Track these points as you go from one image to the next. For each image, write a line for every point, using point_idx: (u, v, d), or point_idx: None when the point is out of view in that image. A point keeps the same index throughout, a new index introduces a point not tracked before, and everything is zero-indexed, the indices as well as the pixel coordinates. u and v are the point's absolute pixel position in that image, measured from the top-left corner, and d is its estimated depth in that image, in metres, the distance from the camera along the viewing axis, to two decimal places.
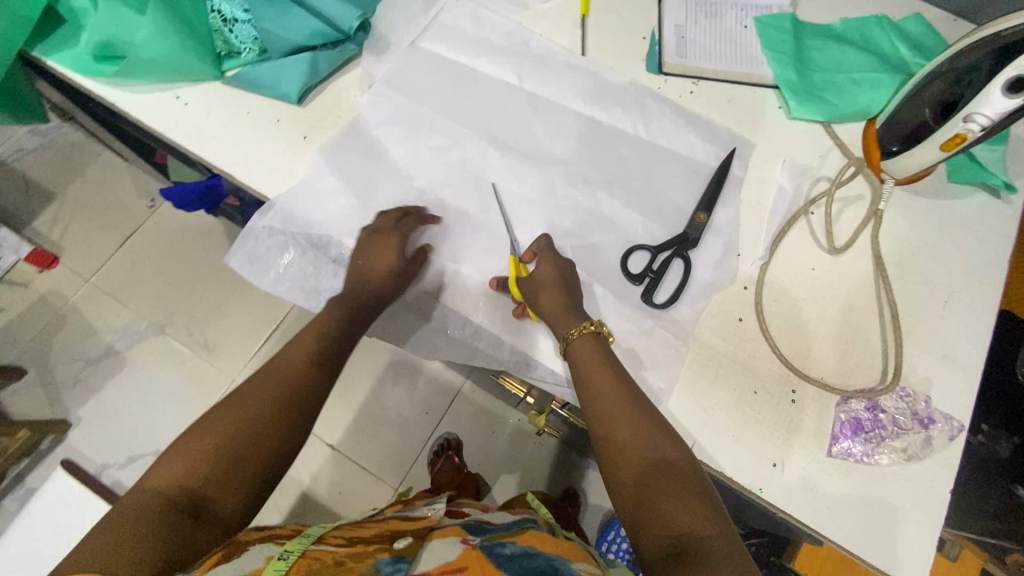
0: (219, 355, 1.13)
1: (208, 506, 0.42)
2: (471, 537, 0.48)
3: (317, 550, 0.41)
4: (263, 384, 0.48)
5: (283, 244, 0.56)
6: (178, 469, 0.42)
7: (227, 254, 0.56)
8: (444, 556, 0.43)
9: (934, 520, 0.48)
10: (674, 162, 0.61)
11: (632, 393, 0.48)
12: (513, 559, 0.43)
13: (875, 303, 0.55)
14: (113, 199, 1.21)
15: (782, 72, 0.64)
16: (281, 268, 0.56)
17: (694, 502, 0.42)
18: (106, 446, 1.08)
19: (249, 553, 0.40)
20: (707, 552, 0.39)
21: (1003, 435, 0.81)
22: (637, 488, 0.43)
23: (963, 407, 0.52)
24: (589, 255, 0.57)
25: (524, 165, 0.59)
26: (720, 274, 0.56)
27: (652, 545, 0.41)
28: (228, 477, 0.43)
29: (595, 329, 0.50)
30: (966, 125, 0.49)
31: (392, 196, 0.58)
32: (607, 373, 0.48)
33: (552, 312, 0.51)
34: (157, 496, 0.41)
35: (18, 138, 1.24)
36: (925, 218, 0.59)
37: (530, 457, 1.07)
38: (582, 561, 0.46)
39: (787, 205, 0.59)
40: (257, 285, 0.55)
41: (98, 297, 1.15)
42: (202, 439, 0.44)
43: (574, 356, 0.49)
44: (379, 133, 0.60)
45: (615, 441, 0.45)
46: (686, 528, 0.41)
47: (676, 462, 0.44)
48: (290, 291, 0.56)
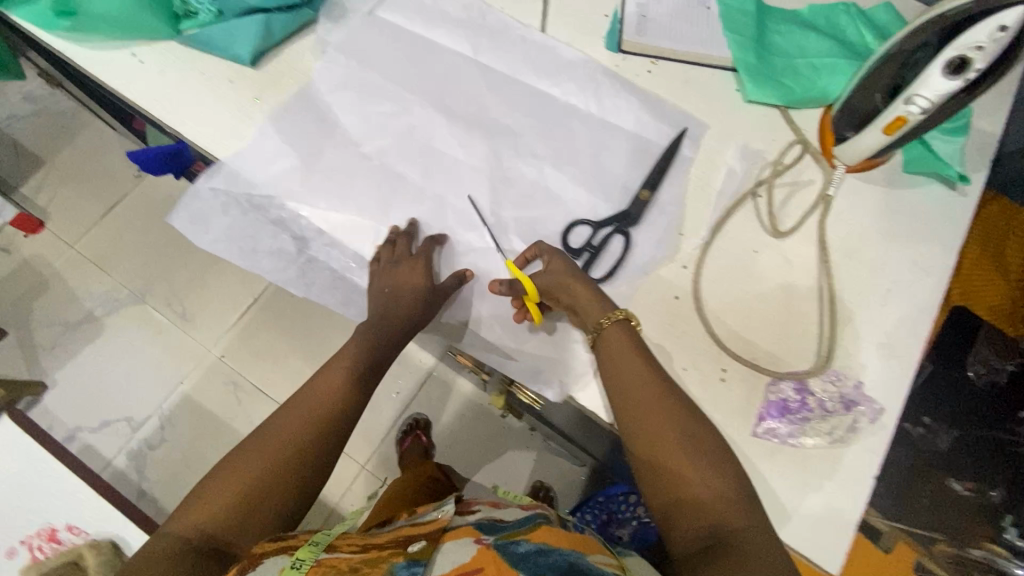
0: (195, 325, 1.23)
1: (229, 546, 0.44)
2: (486, 535, 0.44)
3: (331, 559, 0.41)
4: (282, 420, 0.50)
5: (225, 204, 0.56)
6: (204, 511, 0.45)
7: (170, 213, 0.56)
8: (458, 560, 0.40)
9: (855, 504, 0.49)
10: (624, 139, 0.61)
11: (669, 386, 0.49)
12: (530, 561, 0.40)
13: (814, 285, 0.56)
14: (106, 169, 1.33)
15: (741, 54, 0.63)
16: (220, 228, 0.56)
17: (721, 493, 0.44)
18: (82, 407, 1.18)
19: (265, 564, 0.41)
20: (740, 547, 0.42)
21: (944, 428, 0.86)
22: (666, 483, 0.45)
23: (896, 392, 0.52)
24: (533, 230, 0.57)
25: (472, 135, 0.59)
26: (660, 253, 0.56)
27: (686, 531, 0.44)
28: (250, 514, 0.45)
29: (625, 318, 0.51)
30: (906, 107, 0.49)
31: (337, 161, 0.58)
32: (642, 364, 0.49)
33: (581, 299, 0.51)
34: (180, 537, 0.44)
35: (15, 107, 1.36)
36: (872, 205, 0.60)
37: (494, 435, 1.15)
38: (598, 553, 0.44)
39: (735, 186, 0.59)
40: (196, 244, 0.56)
41: (84, 265, 1.27)
42: (225, 483, 0.46)
43: (605, 347, 0.50)
44: (331, 99, 0.60)
45: (645, 438, 0.47)
46: (717, 521, 0.43)
47: (710, 460, 0.45)
48: (227, 250, 0.56)
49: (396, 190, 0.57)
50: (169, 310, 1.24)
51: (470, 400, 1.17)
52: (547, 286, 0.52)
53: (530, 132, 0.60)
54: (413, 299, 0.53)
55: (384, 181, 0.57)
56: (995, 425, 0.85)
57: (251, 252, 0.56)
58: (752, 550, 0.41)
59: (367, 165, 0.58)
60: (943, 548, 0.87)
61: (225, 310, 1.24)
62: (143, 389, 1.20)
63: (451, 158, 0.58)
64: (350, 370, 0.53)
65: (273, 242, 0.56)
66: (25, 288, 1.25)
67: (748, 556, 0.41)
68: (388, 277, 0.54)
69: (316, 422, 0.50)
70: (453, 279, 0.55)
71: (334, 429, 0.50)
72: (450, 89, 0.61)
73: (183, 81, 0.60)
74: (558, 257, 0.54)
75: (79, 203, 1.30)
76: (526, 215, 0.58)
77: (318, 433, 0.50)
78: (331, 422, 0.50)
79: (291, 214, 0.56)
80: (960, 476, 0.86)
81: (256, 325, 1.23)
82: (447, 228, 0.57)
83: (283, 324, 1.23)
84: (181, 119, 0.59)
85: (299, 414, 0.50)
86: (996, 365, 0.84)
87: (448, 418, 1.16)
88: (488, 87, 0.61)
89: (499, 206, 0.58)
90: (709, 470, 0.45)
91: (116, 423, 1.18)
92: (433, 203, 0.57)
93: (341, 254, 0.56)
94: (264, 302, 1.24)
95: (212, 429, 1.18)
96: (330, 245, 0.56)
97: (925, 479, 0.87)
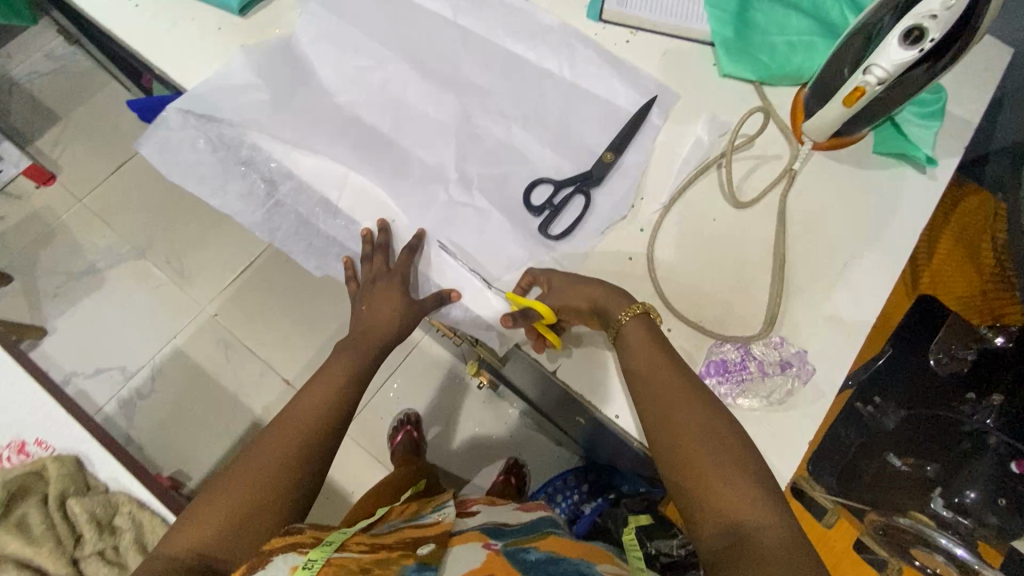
0: (192, 283, 1.25)
1: (219, 567, 0.43)
2: (494, 541, 0.47)
3: (341, 558, 0.39)
4: (279, 431, 0.49)
5: (195, 136, 0.58)
6: (196, 531, 0.44)
7: (139, 141, 0.58)
8: (469, 565, 0.43)
9: (784, 463, 0.50)
10: (595, 104, 0.62)
11: (693, 382, 0.49)
12: (541, 566, 0.44)
13: (769, 256, 0.57)
14: (114, 127, 1.33)
15: (719, 29, 0.63)
16: (189, 159, 0.58)
17: (748, 490, 0.43)
18: (79, 355, 1.21)
19: (274, 564, 0.38)
20: (765, 545, 0.40)
21: (891, 406, 0.70)
22: (691, 480, 0.44)
23: (835, 361, 0.54)
24: (498, 187, 0.59)
25: (444, 93, 0.61)
26: (617, 214, 0.58)
27: (711, 527, 0.42)
28: (243, 529, 0.44)
29: (644, 311, 0.51)
30: (864, 77, 0.50)
31: (316, 111, 0.60)
32: (665, 360, 0.49)
33: (602, 298, 0.52)
34: (173, 561, 0.42)
35: (32, 61, 1.35)
36: (837, 182, 0.60)
37: (473, 406, 1.17)
38: (606, 562, 0.49)
39: (701, 156, 0.60)
40: (166, 176, 0.58)
41: (89, 218, 1.28)
42: (218, 503, 0.45)
43: (626, 343, 0.50)
44: (310, 51, 0.61)
45: (672, 433, 0.46)
46: (741, 517, 0.42)
47: (733, 454, 0.44)
48: (197, 186, 0.58)
49: (369, 142, 0.59)
50: (167, 267, 1.26)
51: (452, 373, 1.17)
52: (560, 304, 0.52)
53: (501, 93, 0.61)
54: (391, 316, 0.55)
55: (354, 131, 0.59)
56: (945, 403, 0.69)
57: (221, 190, 0.58)
58: (776, 549, 0.40)
59: (340, 115, 0.60)
60: (873, 518, 0.62)
61: (220, 272, 1.26)
62: (138, 342, 1.22)
63: (422, 114, 0.60)
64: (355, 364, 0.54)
65: (243, 183, 0.59)
66: (29, 237, 1.27)
67: (774, 554, 0.39)
68: (366, 298, 0.56)
69: (308, 431, 0.49)
70: (432, 302, 0.55)
71: (325, 437, 0.50)
72: (427, 49, 0.62)
73: (174, 26, 0.62)
74: (558, 276, 0.54)
75: (88, 158, 1.31)
76: (491, 173, 0.59)
77: (310, 443, 0.49)
78: (321, 430, 0.50)
79: (260, 154, 0.58)
80: (903, 452, 0.68)
81: (249, 287, 1.25)
82: (414, 179, 0.59)
83: (276, 289, 1.25)
84: (170, 63, 0.61)
85: (290, 425, 0.49)
86: (959, 353, 0.71)
87: (428, 389, 1.17)
88: (464, 47, 0.62)
89: (465, 162, 0.59)
90: (732, 467, 0.44)
91: (109, 371, 1.20)
92: (400, 156, 0.59)
93: (310, 197, 0.58)
94: (259, 266, 1.26)
95: (200, 384, 1.21)
96: (301, 190, 0.58)
97: (867, 456, 0.68)
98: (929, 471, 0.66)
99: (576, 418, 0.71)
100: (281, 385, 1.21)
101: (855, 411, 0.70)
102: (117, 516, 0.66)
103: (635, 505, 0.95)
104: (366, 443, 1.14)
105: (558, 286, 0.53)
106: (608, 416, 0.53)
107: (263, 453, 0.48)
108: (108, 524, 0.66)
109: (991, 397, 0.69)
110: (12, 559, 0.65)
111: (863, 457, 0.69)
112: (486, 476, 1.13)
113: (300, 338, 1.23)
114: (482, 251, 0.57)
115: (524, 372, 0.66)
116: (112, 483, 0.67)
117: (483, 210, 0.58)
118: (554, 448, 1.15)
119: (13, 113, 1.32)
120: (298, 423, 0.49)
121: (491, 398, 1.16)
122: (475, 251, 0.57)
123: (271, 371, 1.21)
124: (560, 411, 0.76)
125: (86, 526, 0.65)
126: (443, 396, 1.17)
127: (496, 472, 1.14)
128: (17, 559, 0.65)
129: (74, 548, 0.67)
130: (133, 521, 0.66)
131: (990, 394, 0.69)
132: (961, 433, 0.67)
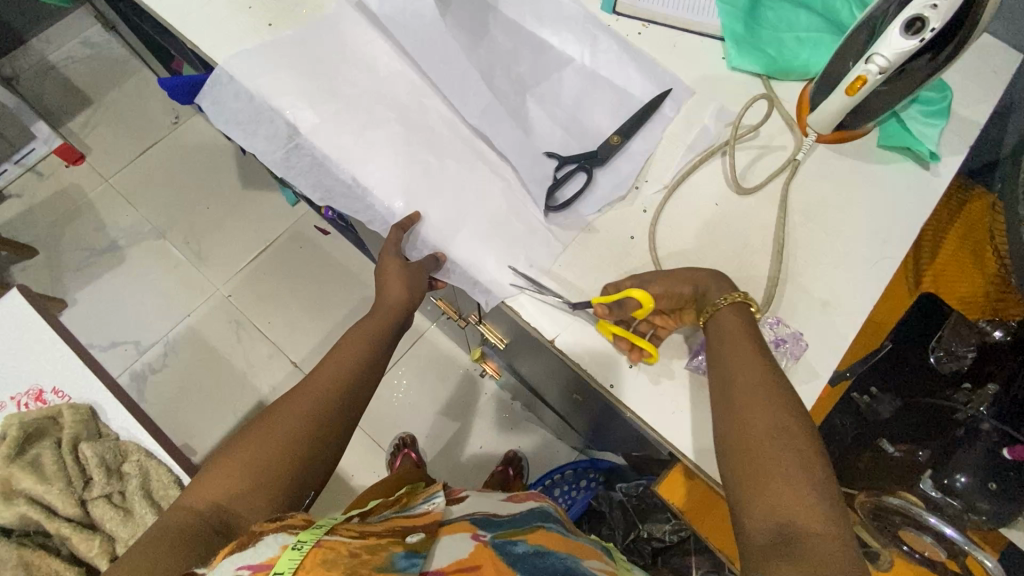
0: (209, 264, 1.28)
1: (235, 522, 0.43)
2: (483, 532, 0.44)
3: (332, 540, 0.36)
4: (308, 392, 0.49)
5: (237, 90, 0.62)
6: (219, 484, 0.44)
7: (199, 96, 0.62)
8: (456, 554, 0.40)
9: None
10: (608, 91, 0.64)
11: (779, 376, 0.46)
12: (527, 561, 0.40)
13: (769, 242, 0.58)
14: (144, 112, 1.38)
15: (729, 24, 0.64)
16: (230, 111, 0.61)
17: (809, 493, 0.40)
18: (95, 329, 1.23)
19: (264, 543, 0.36)
20: (816, 554, 0.37)
21: (890, 397, 0.71)
22: (745, 470, 0.42)
23: (831, 344, 0.54)
24: (510, 147, 0.60)
25: (470, 48, 0.63)
26: (618, 191, 0.60)
27: (761, 519, 0.40)
28: (260, 488, 0.44)
29: (744, 301, 0.50)
30: (866, 66, 0.52)
31: (352, 77, 0.63)
32: (756, 351, 0.47)
33: (703, 280, 0.52)
34: (196, 513, 0.43)
35: (69, 47, 1.40)
36: (841, 174, 0.61)
37: (478, 397, 1.18)
38: (594, 559, 0.45)
39: (706, 143, 0.62)
40: (209, 121, 0.61)
41: (115, 197, 1.32)
42: (240, 457, 0.45)
43: (718, 327, 0.49)
44: (351, 29, 0.65)
45: (732, 418, 0.45)
46: (794, 518, 0.39)
47: (804, 457, 0.41)
48: (232, 129, 0.61)
49: (400, 101, 0.63)
50: (187, 248, 1.29)
51: (456, 362, 1.19)
52: (659, 293, 0.52)
53: (526, 65, 0.65)
54: (395, 270, 0.55)
55: (378, 90, 0.63)
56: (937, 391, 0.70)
57: (251, 133, 0.61)
58: (824, 556, 0.37)
59: (368, 87, 0.63)
60: (864, 500, 0.61)
61: (238, 255, 1.29)
62: (154, 318, 1.25)
63: (449, 62, 0.61)
64: (374, 330, 0.54)
65: (270, 126, 0.61)
66: (57, 213, 1.30)
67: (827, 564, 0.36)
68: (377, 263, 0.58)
69: (332, 403, 0.49)
70: (430, 262, 0.56)
71: (347, 412, 0.50)
72: (462, 10, 0.63)
73: (207, 4, 0.64)
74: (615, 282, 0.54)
75: (117, 140, 1.36)
76: None
77: (334, 415, 0.49)
78: (345, 404, 0.50)
79: (286, 122, 0.61)
80: (896, 440, 0.67)
81: (262, 271, 1.28)
82: (427, 136, 0.61)
83: (290, 273, 1.28)
84: (197, 33, 0.63)
85: (314, 390, 0.49)
86: (959, 350, 0.71)
87: (432, 377, 1.18)
88: (496, 22, 0.65)
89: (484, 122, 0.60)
90: (798, 467, 0.41)
91: (124, 345, 1.23)
92: (417, 110, 0.63)
93: (322, 149, 0.60)
94: (275, 250, 1.30)
95: (211, 361, 1.23)
96: (317, 135, 0.61)
97: (863, 448, 0.69)
98: (920, 455, 0.64)
99: (574, 396, 0.72)
100: (288, 366, 1.23)
101: (850, 403, 0.72)
102: (126, 463, 0.68)
103: (632, 491, 0.93)
104: (369, 428, 1.15)
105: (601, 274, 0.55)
106: (602, 384, 0.54)
107: (289, 418, 0.47)
108: (117, 470, 0.68)
109: (985, 387, 0.66)
110: (26, 495, 0.67)
111: (857, 448, 0.70)
112: (485, 464, 1.14)
113: (310, 322, 1.25)
114: (484, 209, 0.59)
115: (523, 349, 0.68)
116: (123, 434, 0.70)
117: (494, 172, 0.61)
118: (554, 441, 1.16)
119: (47, 93, 1.36)
120: (325, 390, 0.49)
121: (494, 388, 1.18)
122: (482, 212, 0.59)
123: (281, 354, 1.23)
124: (559, 392, 0.76)
125: (96, 470, 0.67)
126: (446, 384, 1.18)
127: (495, 463, 1.14)
128: (29, 496, 0.67)
129: (82, 490, 0.69)
130: (140, 468, 0.68)
131: (985, 385, 0.67)
132: (954, 422, 0.65)
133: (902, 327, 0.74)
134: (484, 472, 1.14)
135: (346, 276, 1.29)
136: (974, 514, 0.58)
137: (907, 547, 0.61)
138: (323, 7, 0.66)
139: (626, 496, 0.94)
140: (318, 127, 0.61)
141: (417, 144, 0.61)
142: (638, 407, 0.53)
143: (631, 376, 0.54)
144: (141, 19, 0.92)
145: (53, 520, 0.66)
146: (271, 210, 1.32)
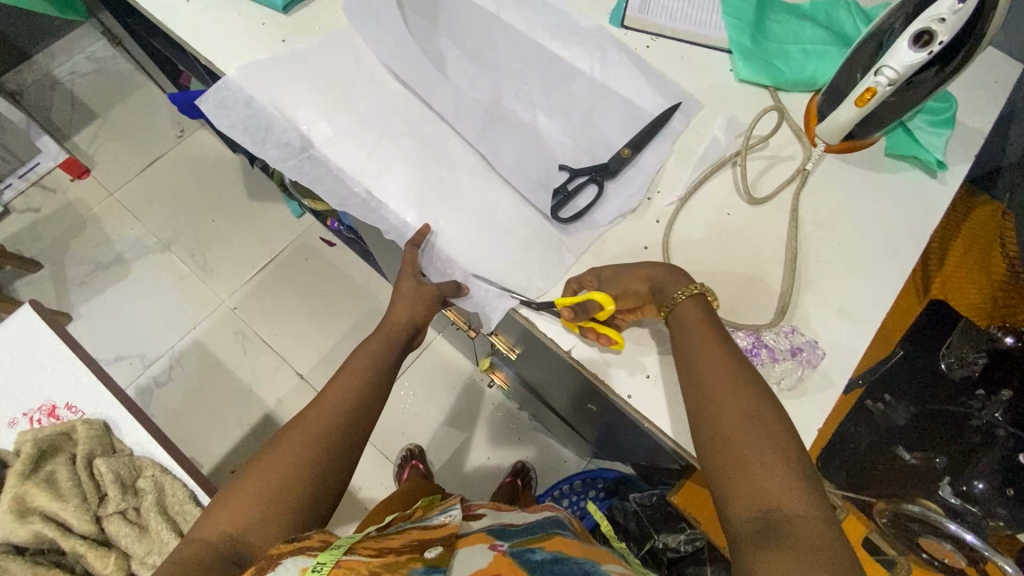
0: (214, 277, 1.28)
1: (248, 551, 0.43)
2: (501, 542, 0.44)
3: (351, 561, 0.36)
4: (311, 414, 0.49)
5: (248, 100, 0.62)
6: (230, 516, 0.44)
7: (199, 98, 0.61)
8: (475, 565, 0.40)
9: None
10: (618, 104, 0.65)
11: (741, 366, 0.46)
12: (546, 567, 0.40)
13: (782, 251, 0.58)
14: (149, 126, 1.39)
15: (736, 37, 0.65)
16: (235, 118, 0.61)
17: (788, 477, 0.40)
18: (101, 343, 1.23)
19: (283, 567, 0.36)
20: (801, 533, 0.37)
21: (903, 403, 0.68)
22: (722, 461, 0.42)
23: (845, 350, 0.55)
24: (513, 159, 0.62)
25: (479, 72, 0.67)
26: (630, 202, 0.60)
27: (744, 509, 0.39)
28: (272, 513, 0.44)
29: (702, 291, 0.50)
30: (875, 78, 0.53)
31: (367, 93, 0.64)
32: (720, 348, 0.47)
33: (660, 276, 0.52)
34: (212, 547, 0.43)
35: (75, 62, 1.41)
36: (851, 183, 0.62)
37: (485, 406, 1.18)
38: (611, 562, 0.45)
39: (716, 154, 0.62)
40: (215, 126, 0.61)
41: (120, 211, 1.32)
42: (250, 486, 0.45)
43: (679, 320, 0.49)
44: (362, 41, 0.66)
45: (705, 413, 0.44)
46: (773, 502, 0.39)
47: (779, 441, 0.41)
48: (240, 134, 0.61)
49: (415, 116, 0.64)
50: (192, 260, 1.29)
51: (462, 373, 1.19)
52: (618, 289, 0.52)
53: (535, 82, 0.67)
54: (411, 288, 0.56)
55: (390, 103, 0.64)
56: (950, 397, 0.68)
57: (262, 141, 0.61)
58: (808, 535, 0.37)
59: (380, 102, 0.64)
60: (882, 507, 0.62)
61: (243, 267, 1.29)
62: (159, 331, 1.24)
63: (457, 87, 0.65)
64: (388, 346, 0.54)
65: (281, 136, 0.61)
66: (63, 228, 1.30)
67: (811, 545, 0.37)
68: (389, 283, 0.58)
69: (335, 420, 0.49)
70: (450, 286, 0.56)
71: (354, 426, 0.50)
72: (471, 36, 0.67)
73: (222, 21, 0.65)
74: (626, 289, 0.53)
75: (123, 154, 1.36)
76: (513, 151, 0.63)
77: (341, 431, 0.49)
78: (351, 418, 0.50)
79: (300, 134, 0.61)
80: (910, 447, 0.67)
81: (267, 283, 1.28)
82: (440, 150, 0.62)
83: (296, 285, 1.28)
84: (212, 49, 0.64)
85: (320, 412, 0.49)
86: (969, 356, 0.68)
87: (439, 387, 1.18)
88: (503, 36, 0.67)
89: (491, 138, 0.63)
90: (774, 453, 0.41)
91: (129, 358, 1.22)
92: (430, 126, 0.63)
93: (335, 162, 0.61)
94: (282, 262, 1.30)
95: (217, 374, 1.22)
96: (332, 147, 0.61)
97: (880, 459, 0.67)
98: (937, 463, 0.65)
99: (585, 406, 0.72)
100: (295, 378, 1.22)
101: (869, 415, 0.68)
102: (140, 478, 0.68)
103: (646, 500, 0.92)
104: (378, 439, 1.15)
105: (620, 267, 0.53)
106: (616, 394, 0.54)
107: (292, 441, 0.47)
108: (132, 485, 0.68)
109: (1001, 393, 0.66)
110: (40, 512, 0.66)
111: (874, 459, 0.67)
112: (493, 475, 1.13)
113: (316, 332, 1.25)
114: (497, 215, 0.60)
115: (534, 359, 0.68)
116: (137, 449, 0.70)
117: (505, 182, 0.61)
118: (562, 451, 1.16)
119: (52, 108, 1.37)
120: (326, 408, 0.49)
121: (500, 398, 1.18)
122: (495, 225, 0.59)
123: (287, 365, 1.23)
124: (569, 401, 0.76)
125: (110, 486, 0.66)
126: (453, 395, 1.18)
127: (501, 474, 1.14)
128: (43, 513, 0.66)
129: (97, 506, 0.68)
130: (155, 483, 0.67)
131: (999, 389, 0.67)
132: (970, 428, 0.66)
133: (914, 327, 0.71)
134: (493, 483, 1.13)
135: (353, 287, 1.29)
136: (994, 519, 0.59)
137: (926, 554, 0.61)
138: (335, 22, 0.66)
139: (641, 506, 0.93)
140: (334, 139, 0.61)
141: (428, 156, 0.62)
142: (656, 416, 0.52)
143: (648, 386, 0.53)
144: (152, 35, 0.92)
145: (68, 537, 0.65)
146: (277, 223, 1.33)
